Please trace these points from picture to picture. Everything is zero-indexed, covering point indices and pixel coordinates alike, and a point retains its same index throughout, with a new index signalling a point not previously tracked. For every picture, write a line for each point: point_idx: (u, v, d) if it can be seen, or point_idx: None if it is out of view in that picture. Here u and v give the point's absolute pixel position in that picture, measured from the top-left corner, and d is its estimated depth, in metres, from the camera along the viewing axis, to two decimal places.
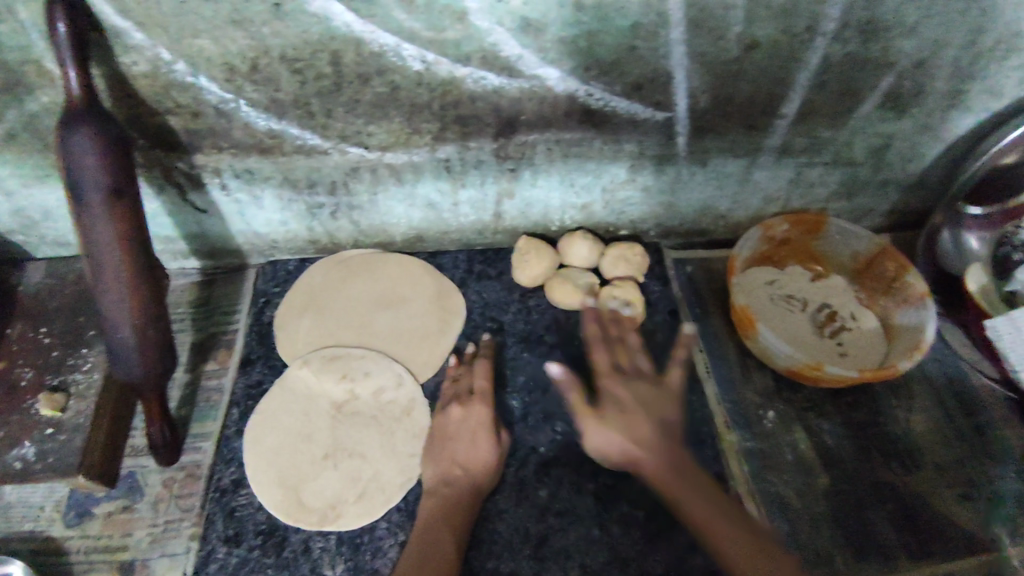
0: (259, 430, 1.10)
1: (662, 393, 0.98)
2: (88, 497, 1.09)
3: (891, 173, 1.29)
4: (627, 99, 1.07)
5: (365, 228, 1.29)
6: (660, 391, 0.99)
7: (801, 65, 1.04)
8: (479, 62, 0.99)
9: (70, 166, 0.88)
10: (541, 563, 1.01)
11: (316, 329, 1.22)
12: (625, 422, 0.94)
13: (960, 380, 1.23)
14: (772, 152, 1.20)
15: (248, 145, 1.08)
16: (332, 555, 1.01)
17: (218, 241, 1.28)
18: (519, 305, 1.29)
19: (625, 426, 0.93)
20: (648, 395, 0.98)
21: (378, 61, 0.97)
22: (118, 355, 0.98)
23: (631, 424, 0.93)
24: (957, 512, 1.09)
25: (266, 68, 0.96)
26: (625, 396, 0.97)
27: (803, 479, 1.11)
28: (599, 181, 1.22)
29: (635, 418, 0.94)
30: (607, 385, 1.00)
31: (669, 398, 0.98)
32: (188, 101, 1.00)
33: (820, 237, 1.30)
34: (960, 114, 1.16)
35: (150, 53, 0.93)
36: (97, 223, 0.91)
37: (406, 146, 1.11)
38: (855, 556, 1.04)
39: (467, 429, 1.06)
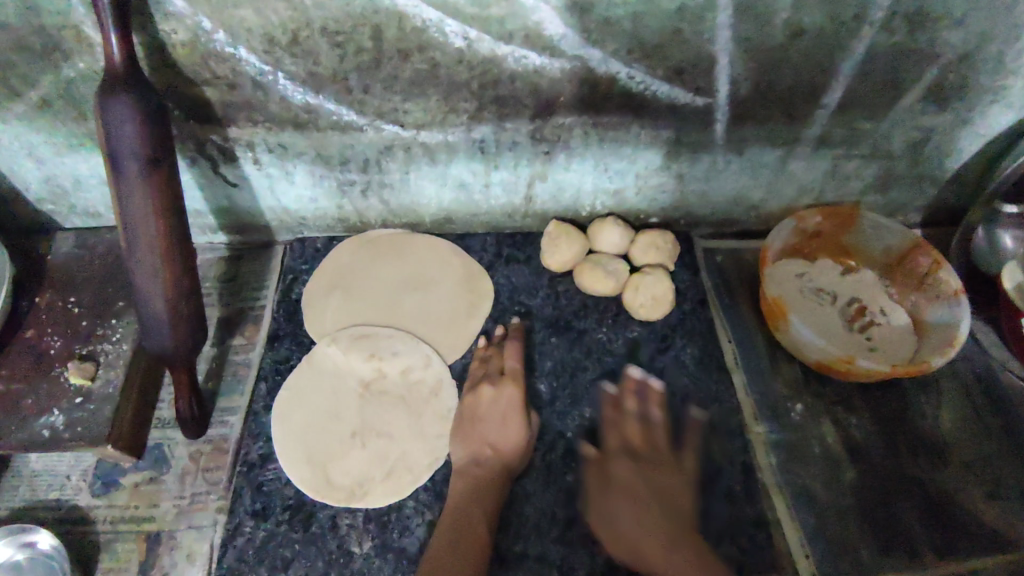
0: (287, 406, 1.10)
1: (652, 457, 1.06)
2: (115, 468, 1.09)
3: (929, 168, 1.27)
4: (667, 83, 1.06)
5: (394, 208, 1.28)
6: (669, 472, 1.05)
7: (847, 54, 1.03)
8: (521, 41, 0.98)
9: (108, 134, 0.87)
10: (568, 547, 1.01)
11: (344, 307, 1.22)
12: (628, 501, 1.01)
13: (991, 380, 1.22)
14: (810, 143, 1.19)
15: (283, 120, 1.07)
16: (360, 532, 1.01)
17: (247, 215, 1.28)
18: (547, 290, 1.28)
19: (615, 486, 1.03)
20: (651, 445, 1.07)
21: (420, 36, 0.96)
22: (150, 327, 0.98)
23: (632, 494, 1.01)
24: (986, 510, 1.08)
25: (307, 41, 0.95)
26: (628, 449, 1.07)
27: (831, 472, 1.11)
28: (633, 167, 1.21)
29: (626, 477, 1.03)
30: (614, 469, 1.05)
31: (667, 473, 1.04)
32: (226, 72, 0.99)
33: (852, 231, 1.29)
34: (1003, 110, 1.15)
35: (191, 21, 0.92)
36: (134, 194, 0.90)
37: (442, 125, 1.10)
38: (882, 550, 1.03)
39: (498, 410, 1.06)
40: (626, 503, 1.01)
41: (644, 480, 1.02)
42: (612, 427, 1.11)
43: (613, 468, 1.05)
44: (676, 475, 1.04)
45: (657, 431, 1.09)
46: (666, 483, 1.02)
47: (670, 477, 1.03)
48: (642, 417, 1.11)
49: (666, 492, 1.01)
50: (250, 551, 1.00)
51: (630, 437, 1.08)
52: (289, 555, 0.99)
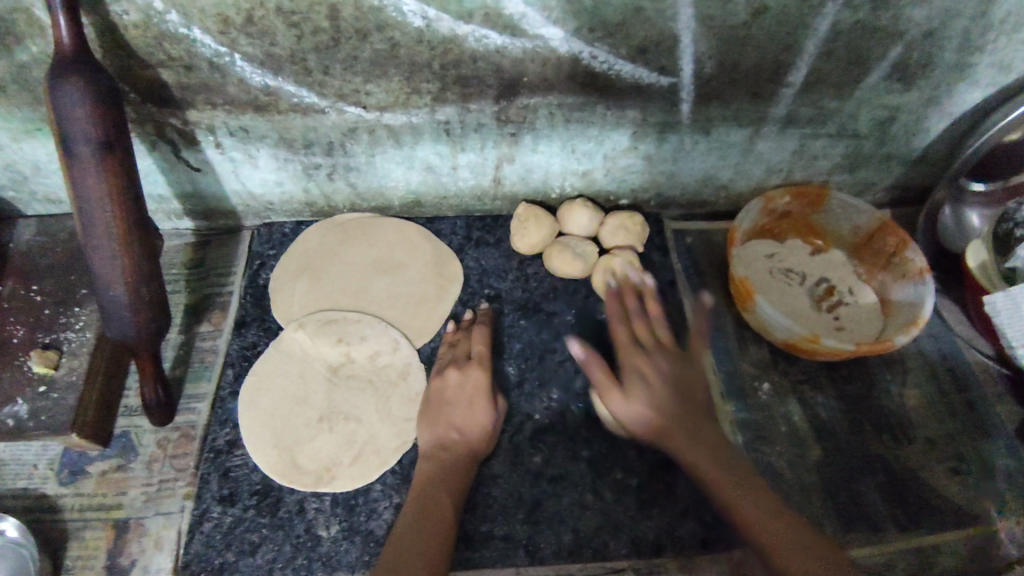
0: (253, 392, 1.10)
1: (687, 373, 1.01)
2: (82, 456, 1.09)
3: (896, 147, 1.27)
4: (631, 62, 1.05)
5: (361, 191, 1.27)
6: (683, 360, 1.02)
7: (811, 31, 1.02)
8: (481, 20, 0.96)
9: (59, 118, 0.86)
10: (534, 528, 1.02)
11: (311, 292, 1.21)
12: (638, 406, 0.96)
13: (955, 357, 1.24)
14: (777, 122, 1.19)
15: (243, 102, 1.05)
16: (327, 516, 1.01)
17: (212, 201, 1.26)
18: (517, 273, 1.28)
19: (648, 399, 0.96)
20: (683, 379, 0.99)
21: (378, 16, 0.94)
22: (111, 314, 0.97)
23: (656, 399, 0.96)
24: (947, 485, 1.10)
25: (262, 21, 0.93)
26: (652, 377, 0.98)
27: (796, 450, 1.12)
28: (601, 148, 1.21)
29: (658, 395, 0.97)
30: (631, 365, 0.99)
31: (673, 357, 1.01)
32: (181, 54, 0.97)
33: (820, 211, 1.29)
34: (967, 87, 1.15)
35: (142, 2, 0.90)
36: (88, 178, 0.88)
37: (406, 106, 1.09)
38: (844, 526, 1.05)
39: (464, 392, 1.06)
40: (687, 448, 0.94)
41: (697, 410, 0.97)
42: (619, 323, 1.07)
43: (627, 364, 1.00)
44: (700, 413, 0.97)
45: (656, 348, 1.02)
46: (697, 395, 0.98)
47: (699, 419, 0.96)
48: (640, 336, 1.04)
49: (711, 443, 0.94)
50: (218, 537, 1.00)
51: (648, 369, 0.99)
52: (257, 540, 1.00)
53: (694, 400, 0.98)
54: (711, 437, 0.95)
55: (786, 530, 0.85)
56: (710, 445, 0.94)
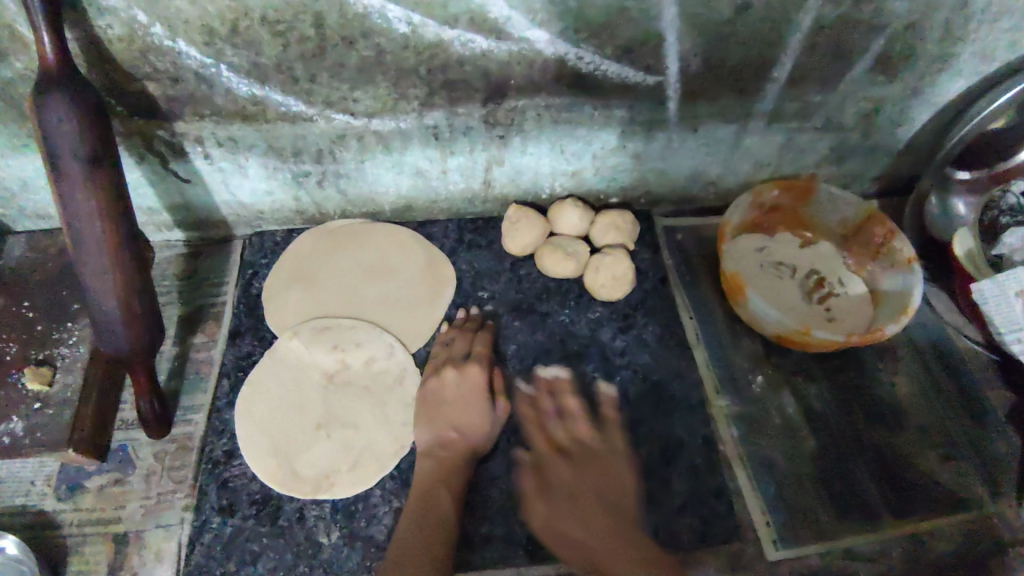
0: (249, 401, 1.10)
1: (611, 453, 1.05)
2: (79, 471, 1.08)
3: (881, 139, 1.29)
4: (617, 62, 1.05)
5: (352, 197, 1.27)
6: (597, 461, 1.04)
7: (793, 27, 1.03)
8: (466, 24, 0.97)
9: (46, 134, 0.85)
10: (534, 527, 1.02)
11: (305, 300, 1.21)
12: (577, 516, 0.97)
13: (945, 344, 1.25)
14: (764, 117, 1.19)
15: (230, 112, 1.05)
16: (327, 523, 1.02)
17: (202, 211, 1.26)
18: (510, 274, 1.29)
19: (575, 474, 1.01)
20: (600, 454, 1.04)
21: (363, 23, 0.94)
22: (104, 329, 0.97)
23: (581, 490, 0.99)
24: (940, 471, 1.11)
25: (247, 31, 0.93)
26: (573, 454, 1.04)
27: (792, 441, 1.13)
28: (589, 148, 1.21)
29: (565, 477, 1.01)
30: (559, 473, 1.02)
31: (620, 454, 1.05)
32: (167, 65, 0.97)
33: (809, 204, 1.30)
34: (950, 78, 1.16)
35: (126, 15, 0.90)
36: (76, 194, 0.88)
37: (393, 112, 1.09)
38: (841, 515, 1.06)
39: (460, 393, 1.07)
40: (619, 538, 0.94)
41: (584, 493, 0.99)
42: (538, 427, 1.08)
43: (553, 476, 1.02)
44: (618, 467, 1.03)
45: (579, 420, 1.08)
46: (603, 457, 1.03)
47: (592, 501, 0.98)
48: (564, 424, 1.08)
49: (591, 507, 0.98)
50: (218, 547, 1.00)
51: (570, 478, 1.01)
52: (257, 549, 1.00)
53: (614, 480, 1.02)
54: (610, 482, 1.01)
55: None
56: (609, 527, 0.95)
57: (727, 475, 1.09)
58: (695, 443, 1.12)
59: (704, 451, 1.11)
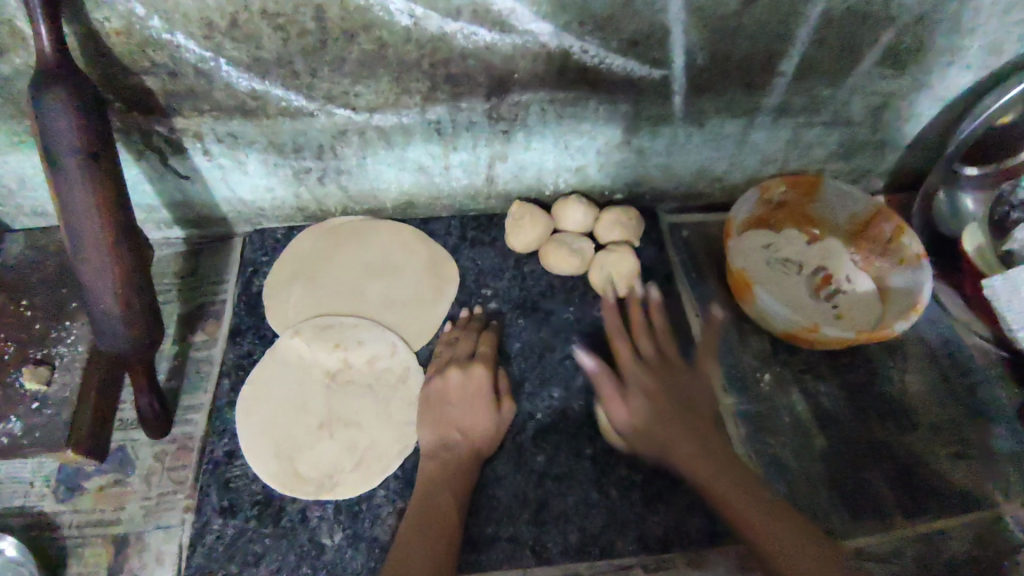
0: (251, 400, 1.08)
1: (676, 375, 1.06)
2: (79, 472, 1.07)
3: (889, 134, 1.27)
4: (622, 56, 1.04)
5: (354, 194, 1.26)
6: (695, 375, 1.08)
7: (801, 19, 1.01)
8: (470, 17, 0.95)
9: (42, 129, 0.84)
10: (540, 528, 1.01)
11: (307, 298, 1.20)
12: (637, 406, 1.02)
13: (954, 341, 1.24)
14: (771, 112, 1.18)
15: (230, 107, 1.04)
16: (330, 524, 1.00)
17: (202, 209, 1.24)
18: (514, 271, 1.27)
19: (619, 398, 1.03)
20: (684, 387, 1.05)
21: (365, 16, 0.93)
22: (103, 327, 0.95)
23: (642, 389, 1.04)
24: (951, 470, 1.10)
25: (247, 24, 0.92)
26: (650, 389, 1.04)
27: (800, 440, 1.12)
28: (594, 143, 1.20)
29: (648, 385, 1.04)
30: (644, 383, 1.04)
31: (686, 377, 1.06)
32: (165, 60, 0.95)
33: (816, 200, 1.29)
34: (959, 72, 1.14)
35: (124, 8, 0.88)
36: (75, 189, 0.86)
37: (395, 107, 1.07)
38: (851, 515, 1.05)
39: (466, 392, 1.06)
40: (686, 444, 0.98)
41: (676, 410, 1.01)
42: (637, 331, 1.13)
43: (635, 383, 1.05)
44: (676, 397, 1.03)
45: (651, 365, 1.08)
46: (687, 395, 1.03)
47: (700, 423, 1.01)
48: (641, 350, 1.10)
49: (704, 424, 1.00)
50: (220, 549, 0.99)
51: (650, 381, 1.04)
52: (259, 550, 0.98)
53: (701, 406, 1.03)
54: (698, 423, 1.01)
55: (762, 514, 0.90)
56: (699, 436, 0.98)
57: None
58: None
59: None
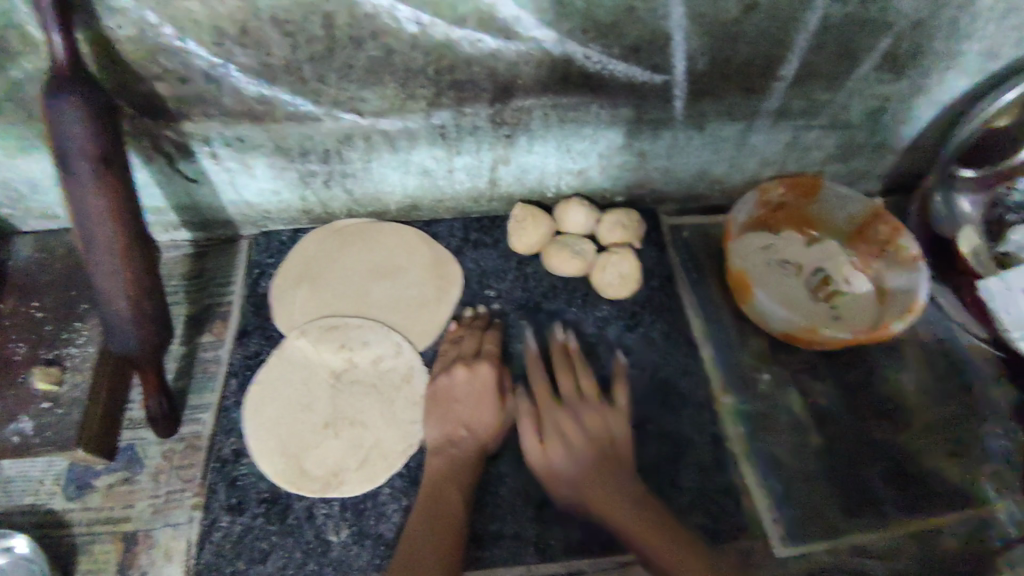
0: (258, 400, 1.10)
1: (619, 424, 1.07)
2: (88, 471, 1.09)
3: (886, 137, 1.29)
4: (624, 61, 1.05)
5: (358, 197, 1.27)
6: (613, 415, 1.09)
7: (801, 26, 1.03)
8: (475, 24, 0.97)
9: (55, 134, 0.85)
10: (543, 525, 1.03)
11: (313, 299, 1.21)
12: (572, 451, 1.04)
13: (950, 341, 1.26)
14: (770, 116, 1.20)
15: (238, 112, 1.05)
16: (336, 521, 1.02)
17: (209, 211, 1.26)
18: (516, 272, 1.29)
19: (566, 444, 1.04)
20: (609, 433, 1.06)
21: (372, 23, 0.94)
22: (114, 328, 0.97)
23: (576, 453, 1.03)
24: (947, 468, 1.12)
25: (256, 31, 0.94)
26: (573, 436, 1.05)
27: (798, 438, 1.14)
28: (595, 147, 1.21)
29: (575, 442, 1.04)
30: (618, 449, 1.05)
31: (621, 422, 1.08)
32: (176, 66, 0.97)
33: (814, 202, 1.30)
34: (955, 76, 1.16)
35: (135, 15, 0.90)
36: (86, 196, 0.88)
37: (401, 112, 1.09)
38: (848, 511, 1.07)
39: (472, 387, 1.08)
40: (622, 512, 0.97)
41: (589, 467, 1.02)
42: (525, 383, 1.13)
43: (550, 417, 1.08)
44: (617, 459, 1.03)
45: (590, 405, 1.09)
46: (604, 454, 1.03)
47: (604, 467, 1.01)
48: (577, 389, 1.11)
49: (604, 460, 1.02)
50: (228, 546, 1.00)
51: (568, 424, 1.06)
52: (267, 547, 1.00)
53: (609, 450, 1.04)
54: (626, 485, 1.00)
55: (646, 529, 0.95)
56: (647, 528, 0.95)
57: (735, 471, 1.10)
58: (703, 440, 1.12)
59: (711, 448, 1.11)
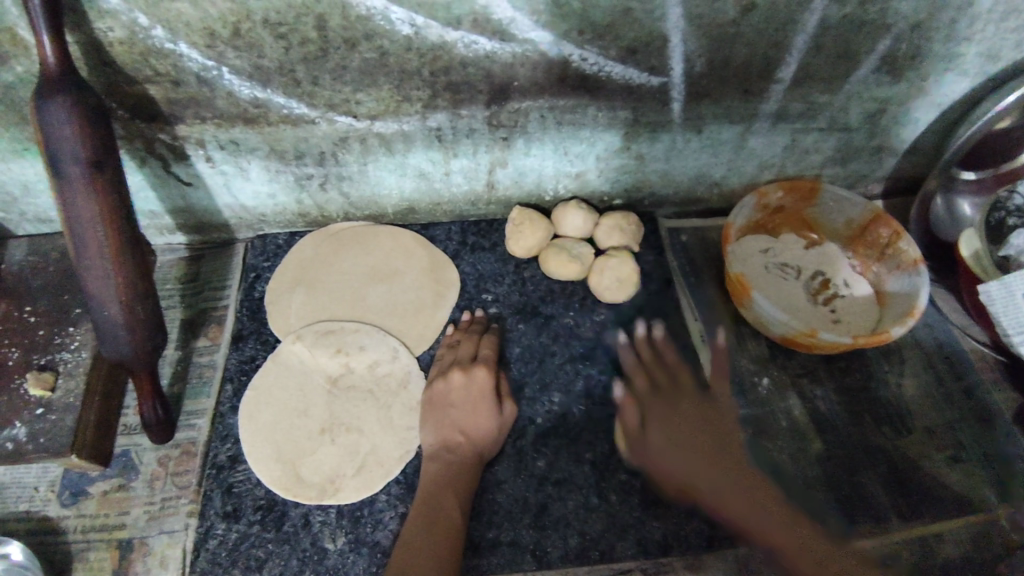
0: (253, 406, 1.09)
1: (707, 412, 1.09)
2: (83, 477, 1.08)
3: (886, 139, 1.28)
4: (622, 63, 1.04)
5: (355, 200, 1.26)
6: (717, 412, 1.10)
7: (799, 27, 1.02)
8: (470, 26, 0.96)
9: (46, 138, 0.84)
10: (540, 532, 1.02)
11: (308, 303, 1.21)
12: (682, 435, 1.05)
13: (951, 345, 1.25)
14: (768, 118, 1.19)
15: (232, 115, 1.05)
16: (332, 529, 1.01)
17: (204, 215, 1.25)
18: (514, 276, 1.28)
19: (677, 435, 1.05)
20: (717, 421, 1.08)
21: (366, 25, 0.93)
22: (106, 334, 0.96)
23: (688, 441, 1.04)
24: (948, 474, 1.11)
25: (249, 33, 0.93)
26: (671, 419, 1.07)
27: (798, 443, 1.13)
28: (593, 149, 1.21)
29: (690, 420, 1.07)
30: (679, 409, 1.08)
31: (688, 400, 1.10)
32: (168, 69, 0.96)
33: (813, 205, 1.30)
34: (955, 78, 1.15)
35: (127, 17, 0.89)
36: (79, 200, 0.87)
37: (396, 114, 1.08)
38: (848, 518, 1.06)
39: (467, 392, 1.07)
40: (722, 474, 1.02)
41: (702, 440, 1.05)
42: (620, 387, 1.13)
43: (651, 413, 1.09)
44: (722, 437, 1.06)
45: (659, 397, 1.10)
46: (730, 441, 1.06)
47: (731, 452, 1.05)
48: (649, 381, 1.13)
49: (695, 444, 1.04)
50: (223, 554, 0.99)
51: (675, 414, 1.07)
52: (262, 555, 0.99)
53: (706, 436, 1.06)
54: (738, 475, 1.03)
55: (717, 472, 1.02)
56: (713, 464, 1.03)
57: None
58: None
59: None
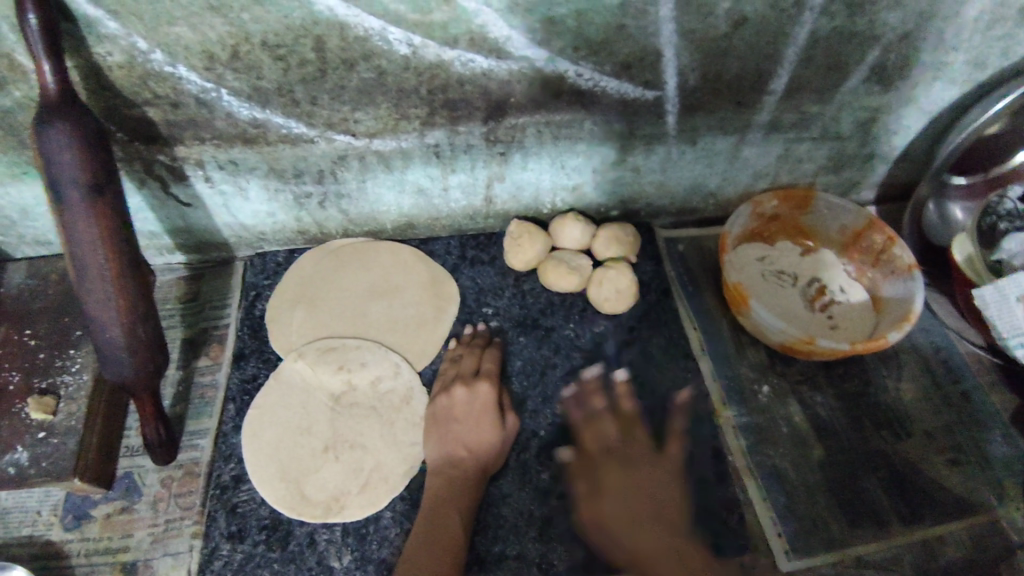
0: (255, 425, 1.09)
1: (665, 475, 1.07)
2: (85, 500, 1.07)
3: (878, 147, 1.30)
4: (616, 78, 1.06)
5: (353, 217, 1.27)
6: (662, 463, 1.08)
7: (790, 39, 1.03)
8: (467, 44, 0.97)
9: (47, 164, 0.85)
10: (546, 546, 1.02)
11: (309, 321, 1.21)
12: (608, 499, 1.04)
13: (947, 349, 1.26)
14: (762, 128, 1.20)
15: (231, 136, 1.05)
16: (338, 547, 1.01)
17: (204, 234, 1.25)
18: (513, 289, 1.29)
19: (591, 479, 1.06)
20: (629, 458, 1.07)
21: (364, 45, 0.94)
22: (108, 356, 0.96)
23: (597, 478, 1.06)
24: (948, 477, 1.12)
25: (247, 56, 0.94)
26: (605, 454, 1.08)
27: (799, 450, 1.14)
28: (589, 162, 1.22)
29: (631, 458, 1.07)
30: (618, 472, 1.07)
31: (672, 479, 1.07)
32: (168, 91, 0.97)
33: (808, 213, 1.31)
34: (944, 85, 1.17)
35: (126, 42, 0.90)
36: (79, 224, 0.87)
37: (394, 132, 1.09)
38: (851, 524, 1.06)
39: (648, 454, 1.08)
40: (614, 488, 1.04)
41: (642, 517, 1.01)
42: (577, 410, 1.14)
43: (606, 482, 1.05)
44: (652, 466, 1.07)
45: (643, 461, 1.07)
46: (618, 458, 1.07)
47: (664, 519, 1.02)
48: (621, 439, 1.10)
49: (638, 480, 1.04)
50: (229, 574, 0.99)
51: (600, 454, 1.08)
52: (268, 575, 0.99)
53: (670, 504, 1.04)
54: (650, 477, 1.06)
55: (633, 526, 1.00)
56: (632, 521, 1.01)
57: (737, 486, 1.10)
58: (704, 455, 1.12)
59: (712, 463, 1.11)
